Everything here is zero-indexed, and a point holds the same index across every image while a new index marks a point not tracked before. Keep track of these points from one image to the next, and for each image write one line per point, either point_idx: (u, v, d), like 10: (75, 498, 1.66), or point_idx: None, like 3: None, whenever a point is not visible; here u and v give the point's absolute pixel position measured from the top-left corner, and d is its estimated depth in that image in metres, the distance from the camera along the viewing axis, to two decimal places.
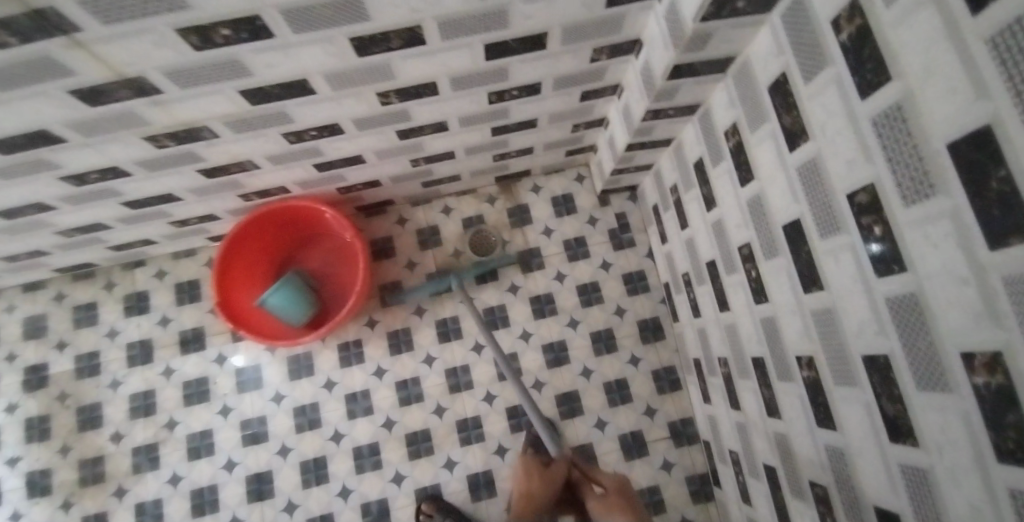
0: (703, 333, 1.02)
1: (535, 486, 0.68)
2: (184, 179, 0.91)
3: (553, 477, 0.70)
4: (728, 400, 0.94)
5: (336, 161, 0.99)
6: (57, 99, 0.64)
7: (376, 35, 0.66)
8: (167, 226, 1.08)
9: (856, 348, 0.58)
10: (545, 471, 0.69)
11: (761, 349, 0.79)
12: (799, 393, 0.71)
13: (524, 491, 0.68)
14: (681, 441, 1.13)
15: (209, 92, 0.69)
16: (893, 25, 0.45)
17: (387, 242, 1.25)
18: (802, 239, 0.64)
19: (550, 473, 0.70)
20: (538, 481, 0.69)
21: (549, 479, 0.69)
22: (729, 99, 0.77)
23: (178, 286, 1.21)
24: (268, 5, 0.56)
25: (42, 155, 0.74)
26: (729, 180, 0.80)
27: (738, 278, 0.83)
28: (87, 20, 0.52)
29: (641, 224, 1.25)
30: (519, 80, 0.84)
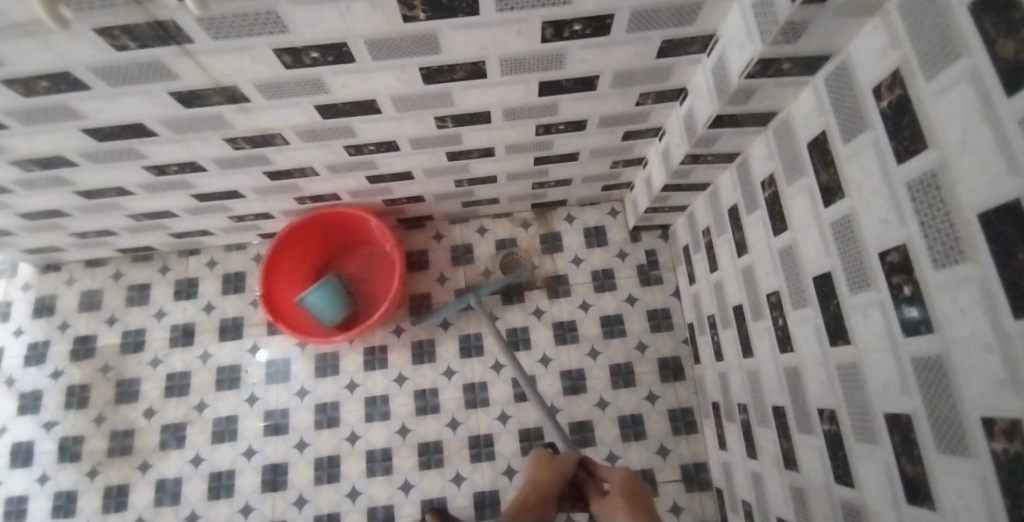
0: (724, 376, 1.02)
1: (543, 476, 0.71)
2: (249, 178, 0.99)
3: (560, 468, 0.72)
4: (745, 447, 0.94)
5: (387, 175, 1.05)
6: (157, 98, 0.72)
7: (444, 67, 0.73)
8: (225, 220, 1.17)
9: (879, 405, 0.59)
10: (552, 460, 0.72)
11: (782, 398, 0.80)
12: (818, 446, 0.70)
13: (533, 480, 0.71)
14: (692, 485, 1.11)
15: (289, 104, 0.77)
16: (932, 98, 0.48)
17: (423, 254, 1.30)
18: (831, 292, 0.66)
19: (557, 465, 0.72)
20: (547, 472, 0.70)
21: (557, 469, 0.71)
22: (769, 152, 0.80)
23: (225, 276, 1.29)
24: (356, 35, 0.64)
25: (133, 145, 0.83)
26: (762, 228, 0.82)
27: (764, 324, 0.84)
28: (200, 33, 0.60)
29: (670, 263, 1.27)
30: (567, 116, 0.90)
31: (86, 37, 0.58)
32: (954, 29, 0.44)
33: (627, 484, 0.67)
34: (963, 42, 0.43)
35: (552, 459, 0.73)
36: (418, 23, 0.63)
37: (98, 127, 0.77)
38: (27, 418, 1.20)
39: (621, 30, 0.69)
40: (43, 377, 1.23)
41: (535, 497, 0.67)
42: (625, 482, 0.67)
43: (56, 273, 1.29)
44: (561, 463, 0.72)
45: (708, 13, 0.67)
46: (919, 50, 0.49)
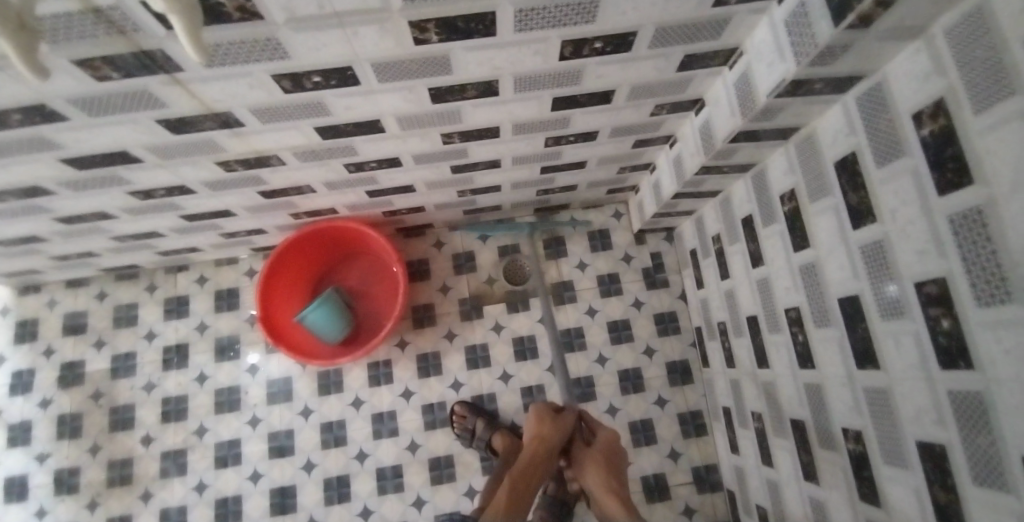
0: (736, 384, 1.02)
1: (548, 432, 0.82)
2: (242, 198, 0.93)
3: (563, 426, 0.84)
4: (760, 454, 0.95)
5: (388, 189, 1.01)
6: (143, 126, 0.66)
7: (454, 86, 0.68)
8: (215, 237, 1.11)
9: (911, 433, 0.59)
10: (557, 419, 0.83)
11: (802, 412, 0.80)
12: (842, 464, 0.71)
13: (538, 434, 0.82)
14: (703, 488, 1.13)
15: (287, 127, 0.72)
16: (981, 132, 0.46)
17: (423, 264, 1.27)
18: (859, 316, 0.65)
19: (560, 423, 0.84)
20: (551, 427, 0.83)
21: (560, 426, 0.83)
22: (789, 165, 0.78)
23: (218, 293, 1.24)
24: (363, 58, 0.59)
25: (116, 172, 0.77)
26: (781, 242, 0.81)
27: (782, 338, 0.84)
28: (191, 62, 0.55)
29: (675, 265, 1.26)
30: (579, 128, 0.86)
31: (63, 68, 0.52)
32: (1008, 64, 0.42)
33: (610, 445, 0.83)
34: (1018, 78, 0.41)
35: (552, 415, 0.85)
36: (431, 45, 0.59)
37: (78, 156, 0.70)
38: (17, 450, 1.15)
39: (644, 45, 0.65)
40: (31, 407, 1.17)
41: (543, 449, 0.80)
42: (607, 444, 0.83)
43: (34, 295, 1.22)
44: (564, 422, 0.83)
45: (735, 26, 0.63)
46: (967, 80, 0.47)
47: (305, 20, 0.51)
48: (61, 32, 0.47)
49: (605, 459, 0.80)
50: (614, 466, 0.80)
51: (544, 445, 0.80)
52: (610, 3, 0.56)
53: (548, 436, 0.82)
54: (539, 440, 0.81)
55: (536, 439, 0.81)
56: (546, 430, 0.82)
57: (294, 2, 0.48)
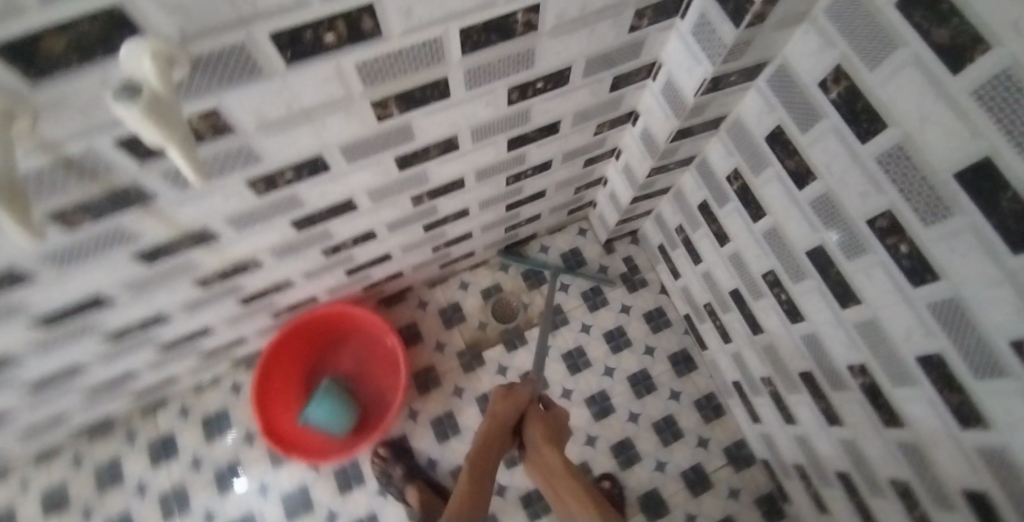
0: (738, 356, 1.07)
1: (503, 408, 0.85)
2: (222, 310, 0.91)
3: (518, 401, 0.86)
4: (781, 415, 0.99)
5: (365, 263, 1.01)
6: (118, 264, 0.65)
7: (418, 150, 0.72)
8: (196, 359, 1.06)
9: (908, 351, 0.65)
10: (513, 397, 0.85)
11: (806, 364, 0.85)
12: (858, 399, 0.76)
13: (496, 413, 0.84)
14: (740, 465, 1.15)
15: (264, 228, 0.73)
16: (880, 84, 0.54)
17: (412, 327, 1.27)
18: (830, 263, 0.72)
19: (515, 397, 0.86)
20: (506, 402, 0.85)
21: (514, 403, 0.85)
22: (726, 149, 0.87)
23: (207, 418, 1.17)
24: (331, 145, 0.62)
25: (90, 320, 0.74)
26: (739, 217, 0.89)
27: (768, 302, 0.90)
28: (164, 187, 0.56)
29: (647, 264, 1.33)
30: (534, 161, 0.92)
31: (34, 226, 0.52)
32: (885, 26, 0.51)
33: (556, 424, 0.86)
34: (897, 35, 0.50)
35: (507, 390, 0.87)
36: (392, 118, 0.62)
37: (47, 313, 0.67)
38: None
39: (579, 76, 0.72)
40: None
41: (496, 430, 0.83)
42: (551, 418, 0.87)
43: None
44: (520, 398, 0.86)
45: (650, 45, 0.72)
46: (854, 46, 0.56)
47: (274, 123, 0.54)
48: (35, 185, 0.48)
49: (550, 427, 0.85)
50: (557, 434, 0.85)
51: (498, 419, 0.84)
52: (545, 49, 0.63)
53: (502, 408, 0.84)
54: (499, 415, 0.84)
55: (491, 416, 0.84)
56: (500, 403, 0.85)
57: (264, 107, 0.52)
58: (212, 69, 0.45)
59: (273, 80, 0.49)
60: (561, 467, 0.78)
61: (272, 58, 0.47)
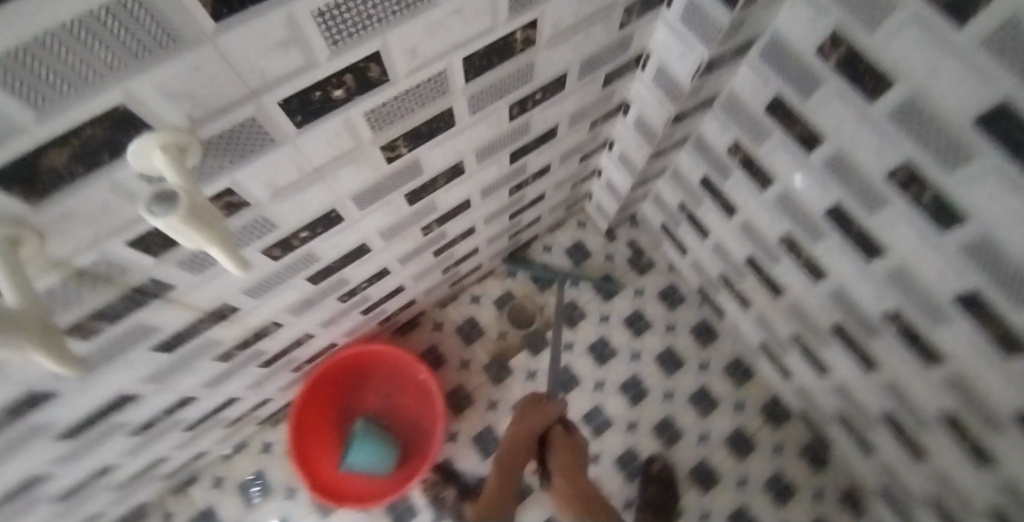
0: (761, 319, 1.09)
1: (531, 421, 0.89)
2: (246, 378, 0.88)
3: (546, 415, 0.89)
4: (813, 368, 1.02)
5: (379, 300, 0.99)
6: (140, 359, 0.61)
7: (427, 183, 0.70)
8: (222, 430, 1.03)
9: (944, 292, 0.66)
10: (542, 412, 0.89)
11: (835, 318, 0.87)
12: (895, 343, 0.79)
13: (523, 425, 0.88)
14: (779, 422, 1.19)
15: (282, 290, 0.70)
16: (881, 46, 0.53)
17: (433, 351, 1.25)
18: (849, 219, 0.73)
19: (544, 412, 0.89)
20: (533, 419, 0.88)
21: (542, 418, 0.89)
22: (722, 125, 0.87)
23: (244, 485, 1.14)
24: (344, 196, 0.59)
25: (115, 420, 0.70)
26: (745, 187, 0.89)
27: (786, 264, 0.91)
28: (183, 275, 0.53)
29: (652, 243, 1.34)
30: (534, 168, 0.90)
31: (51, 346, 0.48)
32: None
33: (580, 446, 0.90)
34: None
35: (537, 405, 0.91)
36: (401, 158, 0.60)
37: (72, 424, 0.63)
38: None
39: (575, 80, 0.71)
40: None
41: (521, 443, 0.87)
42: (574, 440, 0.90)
43: None
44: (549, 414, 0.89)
45: (638, 37, 0.71)
46: (847, 11, 0.55)
47: (286, 188, 0.51)
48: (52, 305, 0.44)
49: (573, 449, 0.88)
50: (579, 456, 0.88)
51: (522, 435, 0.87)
52: (543, 61, 0.61)
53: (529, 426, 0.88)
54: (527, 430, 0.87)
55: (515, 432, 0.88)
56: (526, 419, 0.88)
57: (276, 174, 0.49)
58: (224, 149, 0.42)
59: (284, 146, 0.46)
60: (581, 492, 0.82)
61: (282, 125, 0.44)
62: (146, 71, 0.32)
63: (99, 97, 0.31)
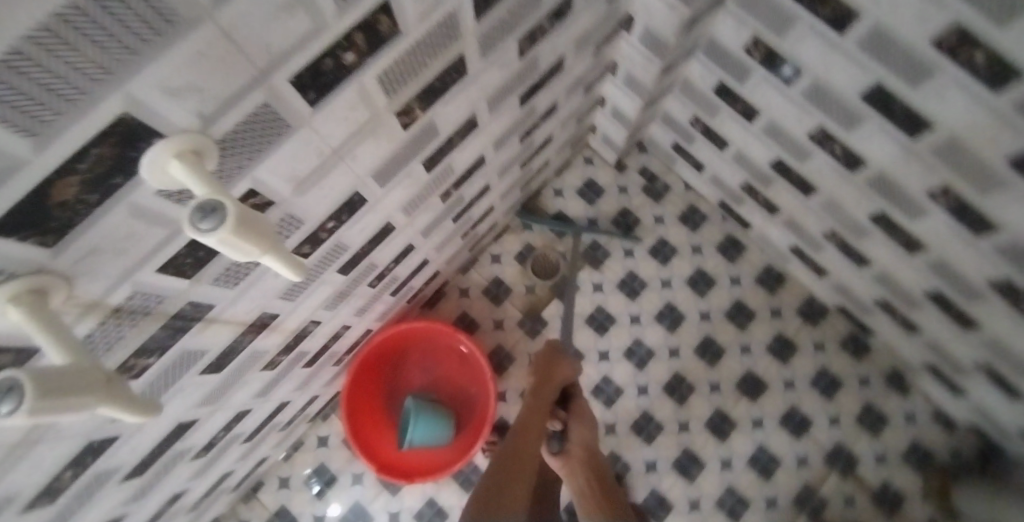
0: (790, 222, 1.08)
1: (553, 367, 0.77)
2: (292, 380, 0.87)
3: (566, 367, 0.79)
4: (850, 261, 1.02)
5: (406, 278, 0.95)
6: (192, 386, 0.59)
7: (442, 145, 0.64)
8: (277, 434, 1.02)
9: (998, 157, 0.60)
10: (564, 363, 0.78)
11: (874, 207, 0.85)
12: (941, 220, 0.75)
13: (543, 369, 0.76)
14: (817, 320, 1.21)
15: (317, 288, 0.67)
16: None
17: (464, 317, 1.23)
18: (890, 97, 0.65)
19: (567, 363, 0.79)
20: (558, 366, 0.77)
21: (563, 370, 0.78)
22: (737, 20, 0.76)
23: (310, 479, 1.16)
24: (365, 175, 0.55)
25: (176, 450, 0.68)
26: (772, 86, 0.80)
27: (818, 161, 0.87)
28: (218, 292, 0.49)
29: (664, 167, 1.29)
30: (542, 108, 0.84)
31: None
32: None
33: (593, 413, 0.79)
34: None
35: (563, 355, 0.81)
36: (417, 121, 0.54)
37: (135, 465, 0.61)
38: None
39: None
40: None
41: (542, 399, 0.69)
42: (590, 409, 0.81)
43: None
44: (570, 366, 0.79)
45: None
46: None
47: (307, 178, 0.47)
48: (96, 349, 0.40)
49: (589, 415, 0.78)
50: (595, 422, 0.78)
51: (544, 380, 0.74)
52: None
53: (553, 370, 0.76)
54: (551, 374, 0.76)
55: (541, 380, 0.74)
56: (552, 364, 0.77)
57: (296, 164, 0.44)
58: (241, 146, 0.37)
59: (301, 130, 0.41)
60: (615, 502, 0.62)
61: (297, 106, 0.38)
62: (146, 70, 0.26)
63: (99, 110, 0.26)
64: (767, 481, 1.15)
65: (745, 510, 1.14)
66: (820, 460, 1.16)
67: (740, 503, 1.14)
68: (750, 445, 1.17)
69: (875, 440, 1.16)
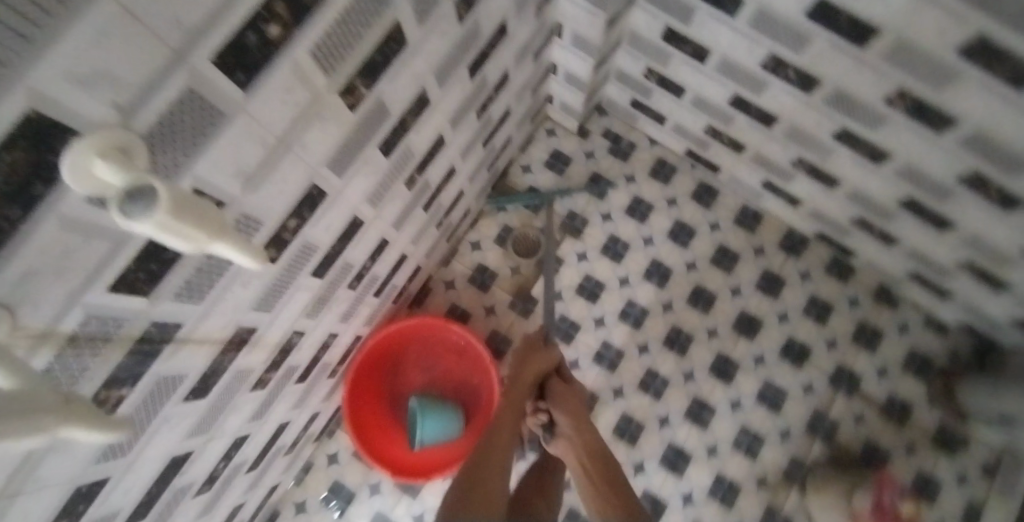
0: (758, 158, 1.09)
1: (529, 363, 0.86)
2: (288, 398, 0.84)
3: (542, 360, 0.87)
4: (821, 185, 1.03)
5: (386, 276, 0.93)
6: (179, 415, 0.56)
7: (397, 126, 0.62)
8: (284, 458, 1.00)
9: (947, 50, 0.60)
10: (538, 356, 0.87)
11: (836, 125, 0.85)
12: (903, 125, 0.76)
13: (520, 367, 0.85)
14: (799, 250, 1.23)
15: (293, 294, 0.64)
16: None
17: (454, 309, 1.22)
18: (834, 8, 0.64)
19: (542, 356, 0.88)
20: (534, 359, 0.87)
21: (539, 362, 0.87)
22: None
23: (326, 498, 1.14)
24: (320, 166, 0.52)
25: (176, 487, 0.65)
26: (717, 22, 0.80)
27: (773, 90, 0.87)
28: (185, 308, 0.47)
29: (627, 126, 1.29)
30: (493, 79, 0.82)
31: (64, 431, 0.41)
32: None
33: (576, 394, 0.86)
34: None
35: (538, 349, 0.89)
36: (364, 101, 0.52)
37: (134, 509, 0.58)
38: None
39: None
40: None
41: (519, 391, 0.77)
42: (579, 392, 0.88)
43: None
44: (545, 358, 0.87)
45: None
46: None
47: (256, 173, 0.44)
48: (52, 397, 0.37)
49: (571, 397, 0.84)
50: (579, 401, 0.84)
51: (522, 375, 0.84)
52: None
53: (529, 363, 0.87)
54: (528, 369, 0.85)
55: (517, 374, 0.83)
56: (527, 360, 0.86)
57: (240, 158, 0.41)
58: (172, 139, 0.34)
59: (238, 118, 0.38)
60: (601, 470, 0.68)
61: (226, 90, 0.36)
62: (45, 60, 0.23)
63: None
64: (778, 415, 1.16)
65: (762, 446, 1.15)
66: (825, 385, 1.17)
67: (755, 440, 1.15)
68: (756, 383, 1.18)
69: (874, 356, 1.18)
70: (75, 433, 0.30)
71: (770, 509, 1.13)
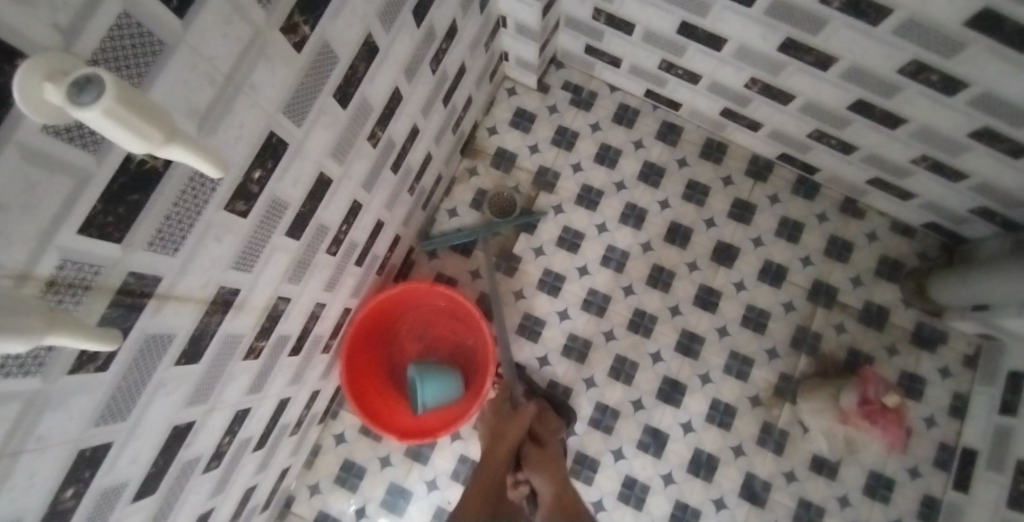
0: (713, 86, 1.11)
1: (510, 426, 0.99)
2: (284, 374, 0.85)
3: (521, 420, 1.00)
4: (776, 103, 1.06)
5: (365, 244, 0.94)
6: (173, 380, 0.57)
7: (349, 73, 0.63)
8: (290, 440, 1.01)
9: None
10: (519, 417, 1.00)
11: (780, 37, 0.88)
12: (840, 24, 0.78)
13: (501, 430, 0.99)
14: (765, 175, 1.26)
15: (271, 255, 0.65)
16: None
17: (440, 278, 1.23)
18: None
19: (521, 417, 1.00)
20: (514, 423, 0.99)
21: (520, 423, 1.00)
22: None
23: (339, 477, 1.15)
24: (275, 112, 0.53)
25: (182, 460, 0.66)
26: None
27: (715, 10, 0.89)
28: (162, 260, 0.47)
29: (585, 76, 1.31)
30: (441, 29, 0.83)
31: (61, 389, 0.42)
32: None
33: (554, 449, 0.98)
34: None
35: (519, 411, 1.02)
36: (309, 41, 0.53)
37: (142, 481, 0.59)
38: None
39: None
40: None
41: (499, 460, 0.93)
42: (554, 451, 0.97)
43: None
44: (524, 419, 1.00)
45: None
46: None
47: (209, 115, 0.45)
48: (27, 369, 0.37)
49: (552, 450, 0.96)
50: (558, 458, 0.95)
51: (505, 438, 0.97)
52: None
53: (503, 435, 0.98)
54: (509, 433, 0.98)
55: (492, 449, 0.95)
56: (506, 427, 0.99)
57: (191, 96, 0.42)
58: (117, 67, 0.34)
59: (180, 49, 0.38)
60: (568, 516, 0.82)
61: (162, 17, 0.36)
62: None
63: None
64: (764, 335, 1.20)
65: (752, 367, 1.19)
66: (805, 301, 1.21)
67: (745, 362, 1.19)
68: (740, 307, 1.22)
69: (847, 266, 1.22)
70: (58, 341, 0.32)
71: (766, 425, 1.17)
